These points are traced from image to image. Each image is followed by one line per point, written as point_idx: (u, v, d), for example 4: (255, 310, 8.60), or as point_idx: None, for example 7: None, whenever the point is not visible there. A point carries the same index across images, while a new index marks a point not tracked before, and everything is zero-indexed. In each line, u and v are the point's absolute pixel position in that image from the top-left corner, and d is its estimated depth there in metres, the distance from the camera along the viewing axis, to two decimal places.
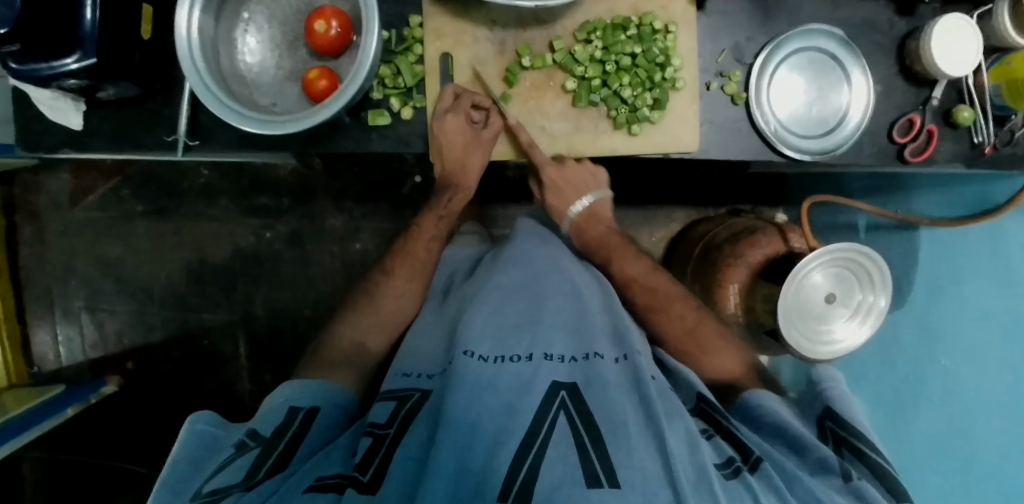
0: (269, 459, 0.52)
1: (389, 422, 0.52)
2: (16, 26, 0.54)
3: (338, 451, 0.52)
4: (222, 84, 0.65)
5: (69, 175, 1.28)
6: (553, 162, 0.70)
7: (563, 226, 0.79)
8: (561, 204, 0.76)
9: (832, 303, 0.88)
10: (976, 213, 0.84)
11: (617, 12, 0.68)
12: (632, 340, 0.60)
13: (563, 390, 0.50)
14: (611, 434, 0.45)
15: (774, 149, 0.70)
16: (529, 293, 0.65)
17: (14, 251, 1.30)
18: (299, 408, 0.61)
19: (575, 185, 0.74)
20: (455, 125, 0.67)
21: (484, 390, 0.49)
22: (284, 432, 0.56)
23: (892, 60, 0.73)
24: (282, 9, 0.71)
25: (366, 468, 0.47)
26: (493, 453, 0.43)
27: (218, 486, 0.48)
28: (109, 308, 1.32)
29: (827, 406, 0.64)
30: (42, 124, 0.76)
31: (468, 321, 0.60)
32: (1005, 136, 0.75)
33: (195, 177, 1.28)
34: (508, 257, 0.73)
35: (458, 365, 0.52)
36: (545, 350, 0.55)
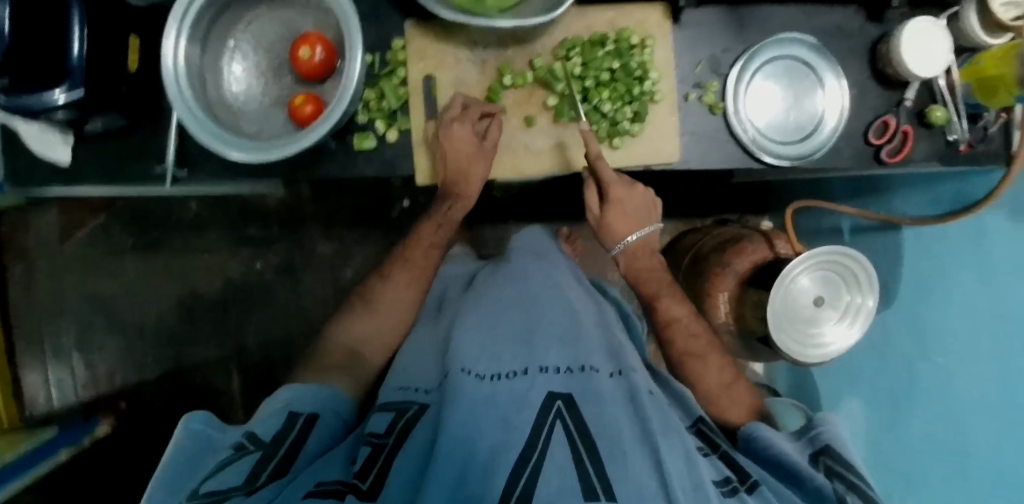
0: (269, 463, 0.50)
1: (388, 431, 0.53)
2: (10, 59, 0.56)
3: (340, 457, 0.52)
4: (210, 113, 0.66)
5: (57, 212, 1.28)
6: (620, 180, 0.71)
7: (614, 250, 0.76)
8: (621, 228, 0.75)
9: (820, 307, 0.89)
10: (954, 210, 0.85)
11: (595, 29, 0.69)
12: (627, 358, 0.59)
13: (559, 401, 0.50)
14: (607, 446, 0.45)
15: (754, 156, 0.72)
16: (524, 309, 0.65)
17: (3, 291, 1.29)
18: (298, 414, 0.58)
19: (636, 213, 0.74)
20: (463, 133, 0.66)
21: (481, 406, 0.49)
22: (284, 438, 0.54)
23: (865, 63, 0.74)
24: (267, 36, 0.72)
25: (366, 476, 0.47)
26: (491, 467, 0.44)
27: (217, 487, 0.45)
28: (101, 347, 1.31)
29: (824, 444, 0.56)
30: (28, 161, 0.76)
31: (464, 337, 0.61)
32: (980, 132, 0.78)
33: (185, 211, 1.28)
34: (505, 275, 0.75)
35: (455, 381, 0.53)
36: (540, 362, 0.56)
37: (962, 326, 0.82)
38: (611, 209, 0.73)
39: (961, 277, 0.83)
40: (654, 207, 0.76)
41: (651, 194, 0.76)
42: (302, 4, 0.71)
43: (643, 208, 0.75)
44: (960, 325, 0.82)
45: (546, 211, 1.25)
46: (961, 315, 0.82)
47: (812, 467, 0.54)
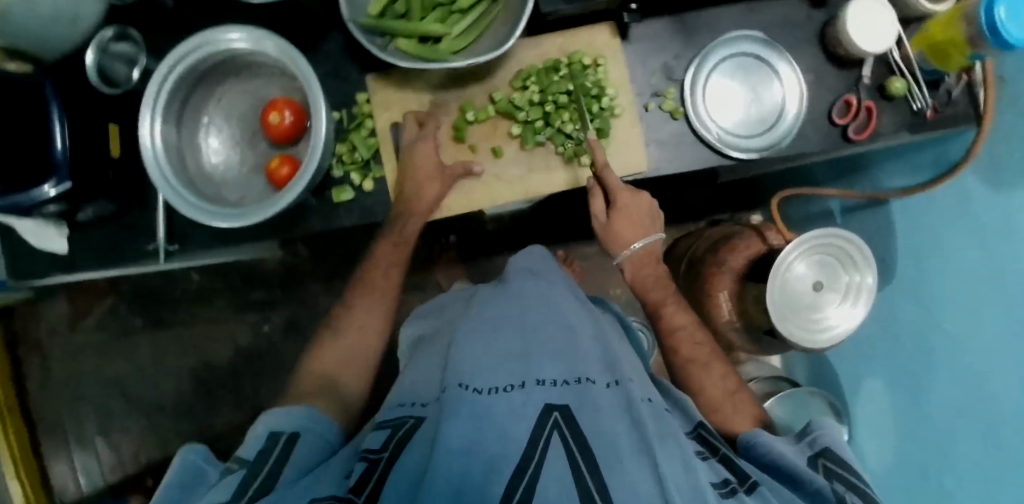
0: (253, 484, 0.46)
1: (383, 446, 0.49)
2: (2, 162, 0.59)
3: (329, 476, 0.48)
4: (190, 185, 0.68)
5: (67, 302, 1.32)
6: (626, 187, 0.71)
7: (619, 258, 0.76)
8: (627, 236, 0.74)
9: (820, 291, 0.89)
10: (937, 175, 0.84)
11: (548, 55, 0.72)
12: (623, 368, 0.59)
13: (556, 411, 0.49)
14: (603, 455, 0.45)
15: (722, 154, 0.73)
16: (519, 323, 0.64)
17: (21, 386, 1.32)
18: (281, 432, 0.54)
19: (640, 221, 0.74)
20: (424, 152, 0.69)
21: (481, 418, 0.48)
22: (269, 456, 0.50)
23: (817, 48, 0.76)
24: (239, 107, 0.75)
25: (361, 490, 0.45)
26: (489, 477, 0.42)
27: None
28: (123, 428, 1.32)
29: (826, 446, 0.55)
30: (30, 255, 0.81)
31: (460, 355, 0.59)
32: (943, 97, 0.78)
33: (188, 284, 1.31)
34: (498, 291, 0.73)
35: (452, 397, 0.51)
36: (537, 376, 0.54)
37: (965, 280, 0.77)
38: (618, 216, 0.73)
39: (955, 236, 0.80)
40: (656, 216, 0.77)
41: (654, 205, 0.77)
42: (267, 72, 0.74)
43: (648, 218, 0.75)
44: (964, 280, 0.77)
45: (539, 236, 1.26)
46: (963, 270, 0.78)
47: (812, 468, 0.52)
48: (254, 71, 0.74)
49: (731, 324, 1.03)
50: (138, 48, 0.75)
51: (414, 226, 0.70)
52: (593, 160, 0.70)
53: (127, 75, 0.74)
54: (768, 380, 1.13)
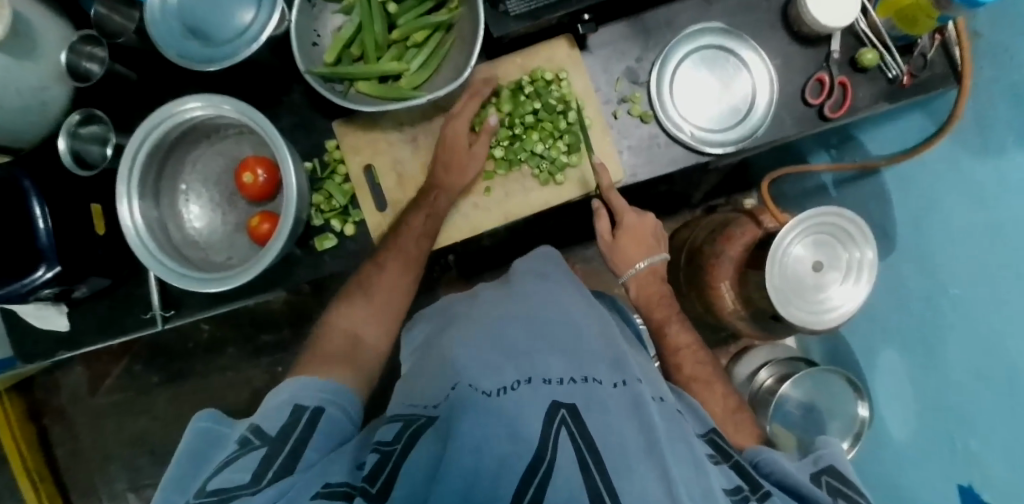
0: (276, 461, 0.46)
1: (395, 438, 0.48)
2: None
3: (339, 464, 0.46)
4: (176, 255, 0.70)
5: (83, 366, 1.31)
6: (630, 209, 0.77)
7: (623, 279, 0.79)
8: (631, 257, 0.78)
9: (822, 270, 0.87)
10: (939, 128, 0.79)
11: (509, 77, 0.72)
12: (631, 367, 0.58)
13: (563, 409, 0.47)
14: (612, 457, 0.42)
15: (699, 151, 0.72)
16: (526, 324, 0.62)
17: (49, 453, 1.32)
18: (305, 407, 0.53)
19: (647, 241, 0.79)
20: (440, 159, 0.69)
21: (491, 417, 0.46)
22: (291, 433, 0.50)
23: (782, 31, 0.74)
24: (213, 170, 0.76)
25: (376, 477, 0.43)
26: (499, 482, 0.40)
27: (224, 485, 0.43)
28: (153, 481, 1.31)
29: (830, 464, 0.55)
30: (34, 334, 0.83)
31: (467, 359, 0.58)
32: (919, 60, 0.77)
33: (199, 334, 1.29)
34: (510, 294, 0.71)
35: (463, 399, 0.50)
36: (543, 375, 0.52)
37: (960, 236, 0.75)
38: (624, 234, 0.78)
39: (948, 196, 0.78)
40: (660, 237, 0.81)
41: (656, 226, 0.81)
42: (235, 132, 0.75)
43: (651, 238, 0.79)
44: (959, 236, 0.75)
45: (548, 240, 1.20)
46: (957, 230, 0.76)
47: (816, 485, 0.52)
48: (222, 133, 0.75)
49: (738, 314, 1.00)
50: (106, 127, 0.76)
51: (425, 226, 0.69)
52: (597, 184, 0.70)
53: (100, 152, 0.76)
54: (783, 361, 1.09)
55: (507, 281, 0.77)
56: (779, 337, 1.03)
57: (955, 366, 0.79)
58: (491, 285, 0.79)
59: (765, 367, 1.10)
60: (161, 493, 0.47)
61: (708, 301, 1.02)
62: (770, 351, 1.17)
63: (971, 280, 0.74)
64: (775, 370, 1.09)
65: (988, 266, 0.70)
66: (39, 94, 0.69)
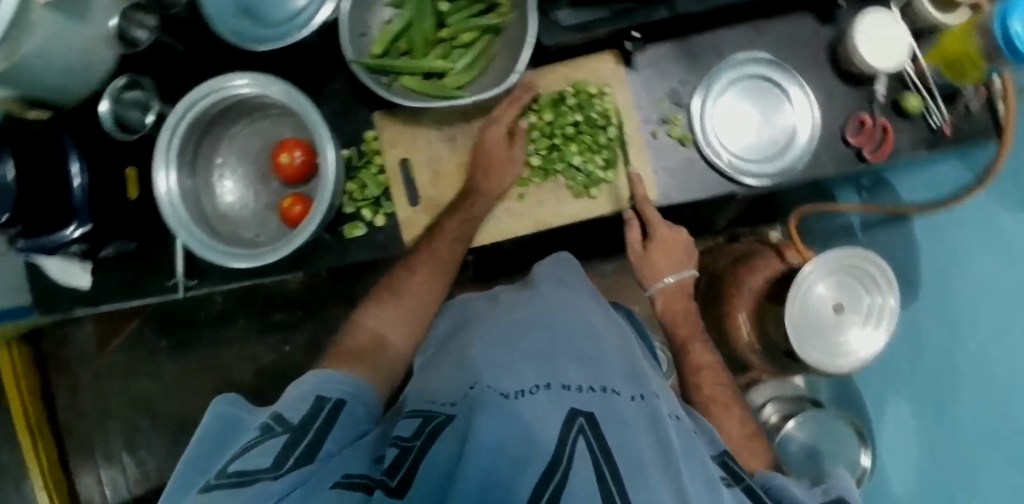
0: (298, 448, 0.46)
1: (414, 434, 0.50)
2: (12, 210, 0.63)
3: (360, 452, 0.48)
4: (207, 229, 0.71)
5: (94, 324, 1.32)
6: (664, 221, 0.73)
7: (650, 292, 0.76)
8: (660, 271, 0.75)
9: (842, 313, 0.86)
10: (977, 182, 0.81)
11: (552, 87, 0.72)
12: (649, 382, 0.58)
13: (581, 417, 0.47)
14: (629, 468, 0.42)
15: (734, 180, 0.72)
16: (548, 329, 0.62)
17: (50, 401, 1.32)
18: (326, 398, 0.55)
19: (678, 255, 0.75)
20: (479, 160, 0.69)
21: (511, 418, 0.46)
22: (312, 422, 0.51)
23: (828, 68, 0.75)
24: (250, 148, 0.77)
25: (395, 472, 0.45)
26: (517, 477, 0.39)
27: (247, 467, 0.42)
28: (149, 445, 1.32)
29: (842, 496, 0.55)
30: (55, 289, 0.84)
31: (486, 359, 0.57)
32: (960, 111, 0.76)
33: (211, 305, 1.29)
34: (528, 297, 0.71)
35: (481, 399, 0.50)
36: (562, 380, 0.52)
37: None
38: (656, 247, 0.74)
39: None
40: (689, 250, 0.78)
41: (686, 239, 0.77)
42: (276, 113, 0.76)
43: (680, 252, 0.75)
44: None
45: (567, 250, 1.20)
46: None
47: None
48: (264, 112, 0.75)
49: (751, 346, 1.00)
50: (149, 94, 0.77)
51: (457, 225, 0.70)
52: (630, 192, 0.72)
53: (141, 118, 0.77)
54: (787, 399, 1.05)
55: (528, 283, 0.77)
56: (788, 373, 1.03)
57: None
58: (511, 288, 0.79)
59: (769, 401, 1.05)
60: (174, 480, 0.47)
61: (722, 327, 1.02)
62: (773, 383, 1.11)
63: None
64: (781, 407, 1.04)
65: None
66: (88, 56, 0.70)
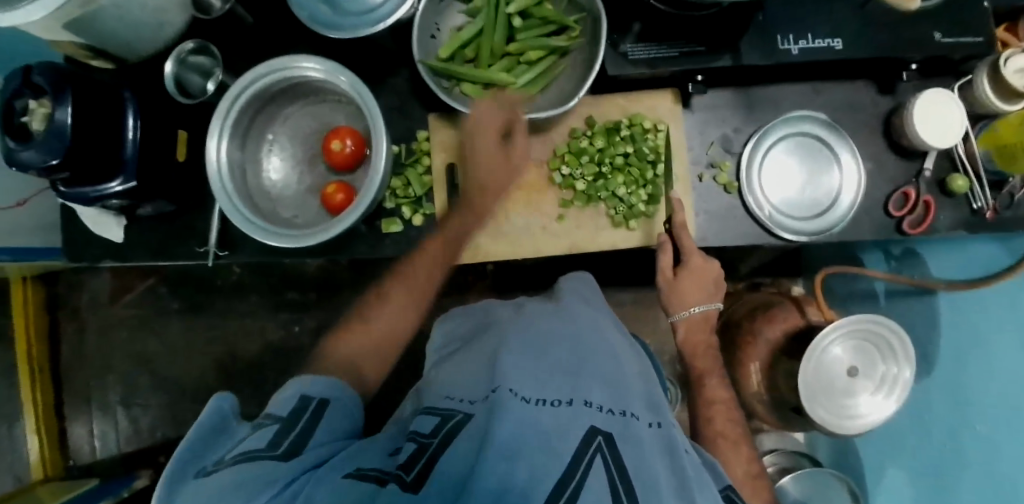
0: (289, 435, 0.49)
1: (432, 433, 0.49)
2: (66, 156, 0.61)
3: (376, 449, 0.49)
4: (250, 203, 0.72)
5: (111, 274, 1.33)
6: (698, 252, 0.71)
7: (674, 318, 0.75)
8: (686, 300, 0.74)
9: (854, 377, 0.86)
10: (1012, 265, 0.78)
11: (608, 116, 0.74)
12: (667, 413, 0.57)
13: (600, 435, 0.46)
14: (643, 491, 0.43)
15: (772, 233, 0.73)
16: (573, 344, 0.61)
17: (54, 348, 1.33)
18: (311, 397, 0.55)
19: (706, 286, 0.74)
20: None
21: (528, 425, 0.45)
22: (302, 415, 0.52)
23: (880, 136, 0.76)
24: (302, 130, 0.78)
25: (410, 467, 0.44)
26: (532, 483, 0.39)
27: (239, 451, 0.45)
28: (145, 403, 1.32)
29: None
30: (87, 236, 0.84)
31: (508, 361, 0.56)
32: (1006, 198, 0.75)
33: (227, 274, 1.30)
34: (552, 310, 0.70)
35: (502, 401, 0.49)
36: (584, 397, 0.52)
37: (1000, 375, 0.77)
38: (687, 276, 0.72)
39: (998, 333, 0.79)
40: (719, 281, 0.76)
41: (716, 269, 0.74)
42: (333, 99, 0.77)
43: (709, 283, 0.73)
44: (1000, 374, 0.77)
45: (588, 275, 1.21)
46: (1000, 369, 0.77)
47: None
48: (322, 96, 0.77)
49: (759, 397, 1.00)
50: (214, 62, 0.78)
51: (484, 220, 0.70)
52: (670, 215, 0.71)
53: (201, 84, 0.79)
54: (788, 454, 1.07)
55: (553, 296, 0.79)
56: (790, 429, 1.03)
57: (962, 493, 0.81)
58: (537, 299, 0.79)
59: (771, 453, 1.08)
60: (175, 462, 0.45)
61: (732, 374, 1.03)
62: (778, 438, 1.16)
63: (999, 420, 0.76)
64: (777, 460, 1.06)
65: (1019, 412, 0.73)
66: (160, 15, 0.71)
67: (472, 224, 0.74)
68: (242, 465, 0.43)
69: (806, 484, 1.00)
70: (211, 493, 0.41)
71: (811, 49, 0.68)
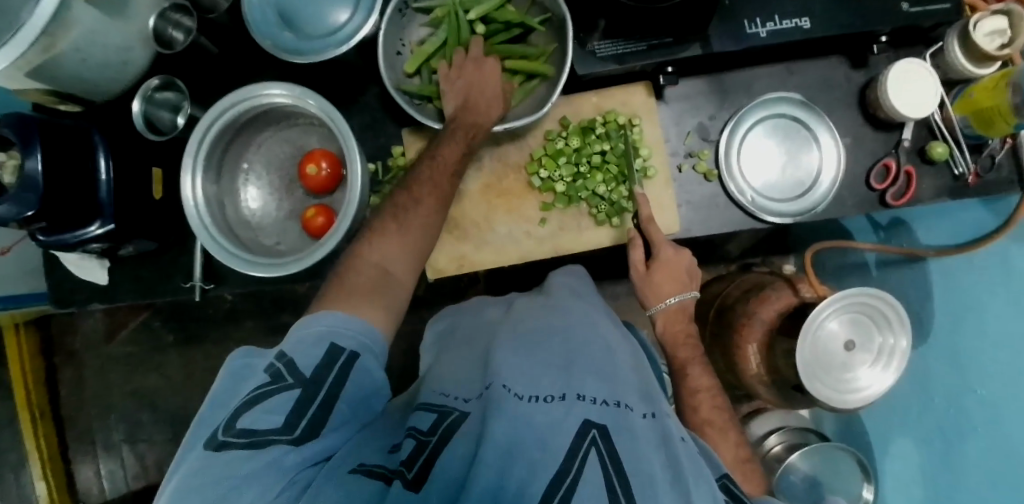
0: (309, 408, 0.47)
1: (431, 430, 0.50)
2: (41, 206, 0.60)
3: (377, 442, 0.51)
4: (229, 234, 0.71)
5: (103, 314, 1.32)
6: (667, 241, 0.71)
7: (652, 310, 0.74)
8: (661, 291, 0.73)
9: (852, 350, 0.86)
10: (997, 228, 0.77)
11: (582, 114, 0.73)
12: (661, 402, 0.56)
13: (594, 429, 0.47)
14: (639, 483, 0.43)
15: (756, 217, 0.72)
16: (564, 337, 0.61)
17: (54, 393, 1.32)
18: (342, 349, 0.52)
19: (681, 277, 0.73)
20: None
21: (523, 422, 0.47)
22: (326, 375, 0.50)
23: (856, 110, 0.75)
24: (277, 156, 0.77)
25: (412, 463, 0.46)
26: (530, 477, 0.42)
27: (257, 426, 0.44)
28: (150, 438, 1.32)
29: None
30: (72, 282, 0.83)
31: (502, 359, 0.56)
32: (987, 161, 0.75)
33: (220, 302, 1.29)
34: (543, 304, 0.70)
35: (497, 398, 0.50)
36: (578, 390, 0.52)
37: (997, 337, 0.76)
38: (660, 268, 0.72)
39: (993, 296, 0.78)
40: (693, 274, 0.75)
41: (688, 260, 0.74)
42: (305, 122, 0.76)
43: (680, 275, 0.73)
44: (997, 336, 0.76)
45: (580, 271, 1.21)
46: (997, 331, 0.76)
47: None
48: (293, 121, 0.76)
49: (760, 378, 1.00)
50: (182, 95, 0.78)
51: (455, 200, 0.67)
52: (636, 210, 0.70)
53: (171, 120, 0.78)
54: (794, 430, 1.08)
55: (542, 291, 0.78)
56: (793, 407, 1.03)
57: (971, 458, 0.80)
58: (530, 296, 0.78)
59: (776, 432, 1.09)
60: (195, 425, 0.47)
61: (731, 358, 1.03)
62: (783, 416, 1.16)
63: (1000, 380, 0.75)
64: (785, 437, 1.08)
65: (1017, 370, 0.72)
66: (124, 53, 0.71)
67: (457, 234, 0.74)
68: (256, 453, 0.43)
69: (812, 458, 1.01)
70: (222, 490, 0.41)
71: (780, 31, 0.68)
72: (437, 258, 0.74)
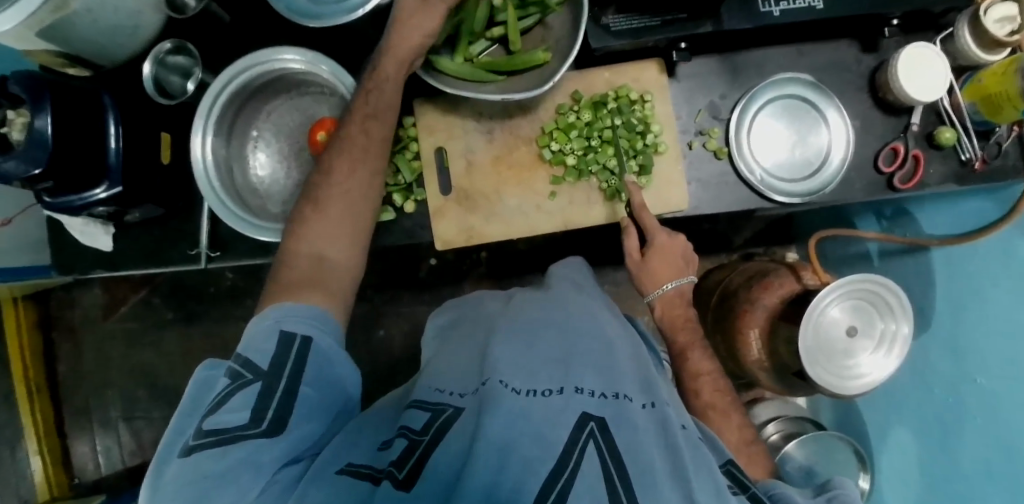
0: (273, 399, 0.47)
1: (423, 429, 0.49)
2: (49, 164, 0.60)
3: (364, 444, 0.49)
4: (237, 199, 0.72)
5: (101, 288, 1.32)
6: (661, 227, 0.72)
7: (650, 296, 0.75)
8: (658, 274, 0.73)
9: (854, 337, 0.86)
10: (1000, 218, 0.76)
11: (593, 89, 0.74)
12: (660, 390, 0.56)
13: (592, 421, 0.46)
14: (638, 476, 0.43)
15: (764, 196, 0.73)
16: (561, 328, 0.61)
17: (52, 367, 1.31)
18: (293, 336, 0.52)
19: (678, 262, 0.74)
20: None
21: (518, 419, 0.46)
22: (285, 365, 0.50)
23: (866, 93, 0.76)
24: (287, 124, 0.77)
25: (403, 465, 0.44)
26: (525, 474, 0.41)
27: (222, 425, 0.44)
28: (146, 415, 1.32)
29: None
30: (75, 249, 0.83)
31: (501, 348, 0.57)
32: (994, 148, 0.76)
33: (221, 280, 1.29)
34: (538, 299, 0.70)
35: (492, 393, 0.49)
36: (576, 384, 0.51)
37: (995, 336, 0.76)
38: (655, 253, 0.72)
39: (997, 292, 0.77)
40: (689, 261, 0.76)
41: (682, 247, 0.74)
42: (316, 91, 0.76)
43: (676, 260, 0.74)
44: (994, 336, 0.76)
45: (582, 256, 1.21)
46: (994, 329, 0.76)
47: None
48: (303, 90, 0.76)
49: (761, 364, 1.01)
50: (193, 61, 0.78)
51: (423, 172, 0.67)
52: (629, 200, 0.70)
53: (180, 84, 0.78)
54: (791, 420, 1.09)
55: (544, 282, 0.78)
56: (793, 395, 1.03)
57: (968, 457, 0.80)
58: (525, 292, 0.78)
59: (774, 421, 1.09)
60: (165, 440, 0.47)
61: (732, 344, 1.03)
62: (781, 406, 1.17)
63: (999, 377, 0.75)
64: (782, 426, 1.08)
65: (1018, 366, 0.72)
66: (134, 17, 0.70)
67: (464, 207, 0.74)
68: (229, 450, 0.43)
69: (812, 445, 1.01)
70: (198, 492, 0.41)
71: (793, 10, 0.68)
72: (445, 230, 0.74)
